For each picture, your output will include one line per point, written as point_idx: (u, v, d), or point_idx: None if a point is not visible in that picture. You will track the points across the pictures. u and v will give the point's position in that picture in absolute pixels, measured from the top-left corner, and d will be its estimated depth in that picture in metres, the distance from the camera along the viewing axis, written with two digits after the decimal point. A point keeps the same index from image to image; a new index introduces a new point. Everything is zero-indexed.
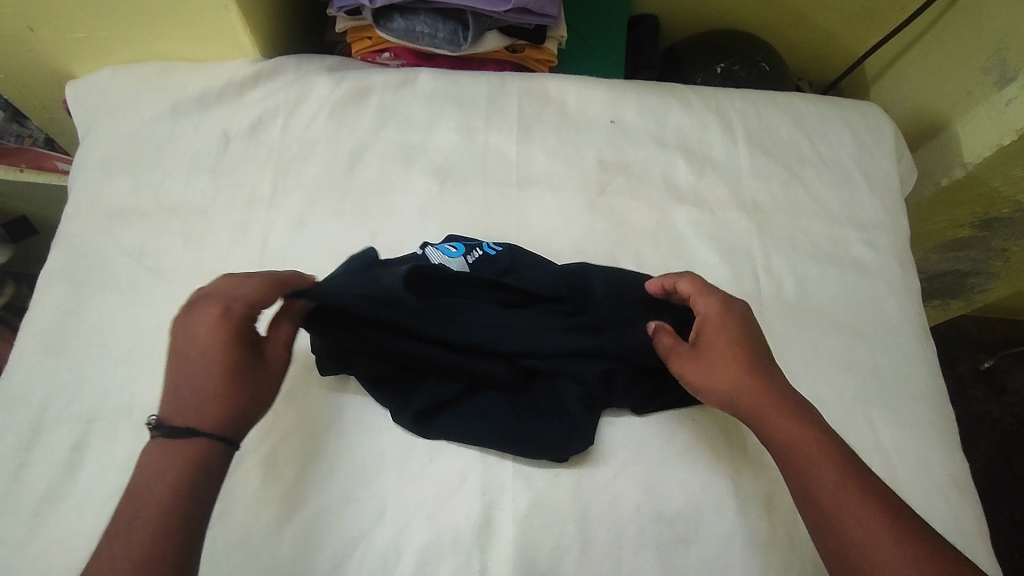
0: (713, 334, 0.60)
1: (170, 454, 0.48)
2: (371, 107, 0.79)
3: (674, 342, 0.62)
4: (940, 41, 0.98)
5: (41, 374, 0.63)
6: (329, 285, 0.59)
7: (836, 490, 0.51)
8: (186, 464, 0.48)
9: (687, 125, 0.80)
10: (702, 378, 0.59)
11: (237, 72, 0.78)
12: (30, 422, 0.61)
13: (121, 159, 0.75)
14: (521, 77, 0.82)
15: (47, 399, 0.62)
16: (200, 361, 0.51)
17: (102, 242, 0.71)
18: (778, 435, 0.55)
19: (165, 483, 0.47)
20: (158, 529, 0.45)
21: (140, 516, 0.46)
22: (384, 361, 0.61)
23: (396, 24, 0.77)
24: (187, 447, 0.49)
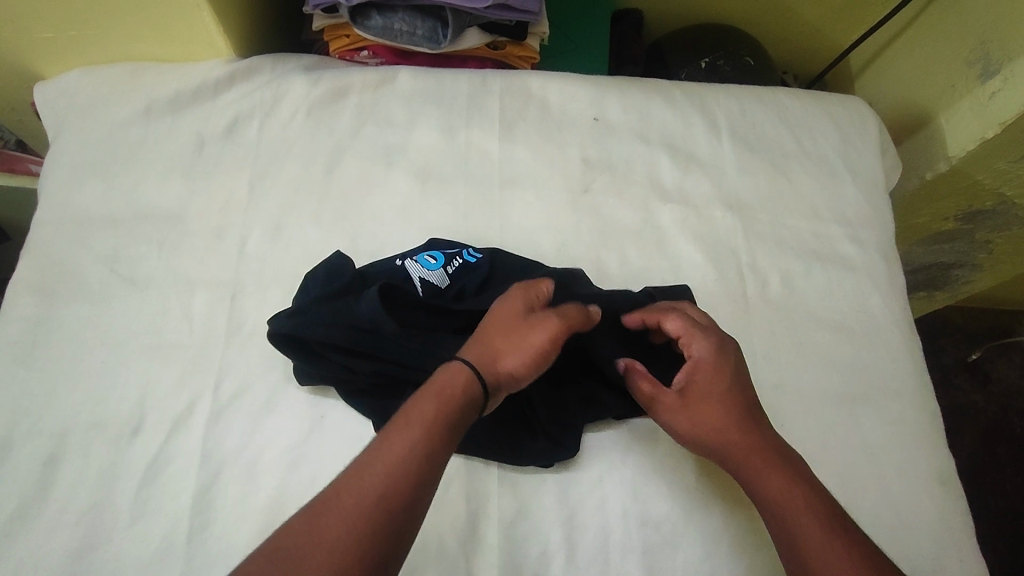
0: (707, 381, 0.58)
1: (404, 435, 0.49)
2: (349, 107, 0.77)
3: (655, 389, 0.58)
4: (923, 33, 0.97)
5: (11, 387, 0.62)
6: (308, 314, 0.58)
7: (822, 548, 0.49)
8: (413, 446, 0.48)
9: (671, 123, 0.80)
10: (692, 430, 0.57)
11: (212, 72, 0.76)
12: (1, 437, 0.59)
13: (92, 163, 0.73)
14: (503, 74, 0.80)
15: (17, 412, 0.60)
16: (505, 321, 0.56)
17: (74, 249, 0.69)
18: (765, 490, 0.53)
19: (382, 469, 0.47)
20: (364, 522, 0.45)
21: (334, 509, 0.45)
22: (358, 381, 0.60)
23: (373, 22, 0.76)
24: (417, 422, 0.49)
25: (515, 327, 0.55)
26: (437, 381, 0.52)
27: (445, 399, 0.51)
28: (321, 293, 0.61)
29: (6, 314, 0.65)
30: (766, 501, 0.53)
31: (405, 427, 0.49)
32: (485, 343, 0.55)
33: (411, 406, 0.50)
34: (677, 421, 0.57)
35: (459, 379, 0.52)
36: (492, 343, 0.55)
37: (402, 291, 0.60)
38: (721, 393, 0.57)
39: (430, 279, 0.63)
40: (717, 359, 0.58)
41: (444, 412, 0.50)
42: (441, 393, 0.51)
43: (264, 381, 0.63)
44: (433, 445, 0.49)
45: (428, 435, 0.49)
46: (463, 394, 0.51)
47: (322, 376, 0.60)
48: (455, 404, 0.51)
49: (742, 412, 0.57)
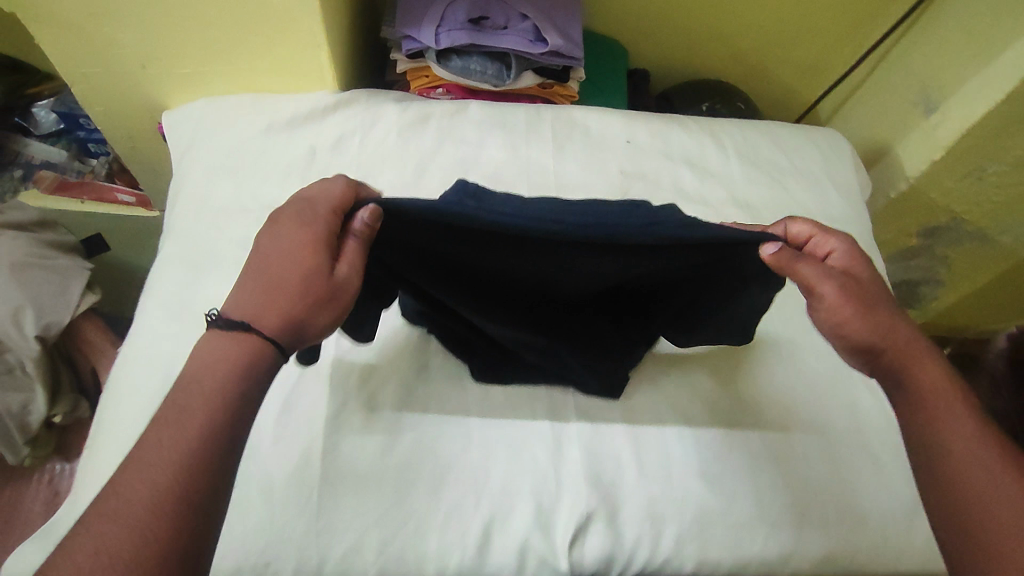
0: (862, 274, 0.63)
1: (186, 426, 0.50)
2: (431, 129, 0.95)
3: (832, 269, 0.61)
4: (878, 82, 1.21)
5: (169, 336, 0.75)
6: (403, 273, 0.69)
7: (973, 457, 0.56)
8: (199, 438, 0.49)
9: (689, 144, 0.99)
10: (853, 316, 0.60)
11: (322, 100, 0.94)
12: (164, 373, 0.72)
13: (222, 168, 0.89)
14: (553, 108, 1.00)
15: (174, 358, 0.73)
16: (274, 260, 0.59)
17: (212, 232, 0.83)
18: (915, 383, 0.60)
19: (173, 457, 0.48)
20: (158, 509, 0.46)
21: (142, 491, 0.47)
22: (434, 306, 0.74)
23: (453, 63, 0.94)
24: (203, 412, 0.51)
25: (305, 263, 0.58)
26: (223, 343, 0.54)
27: (228, 386, 0.52)
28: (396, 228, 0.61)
29: (161, 285, 0.80)
30: (944, 439, 0.57)
31: (188, 418, 0.50)
32: (268, 280, 0.58)
33: (195, 390, 0.51)
34: (835, 294, 0.60)
35: (237, 359, 0.54)
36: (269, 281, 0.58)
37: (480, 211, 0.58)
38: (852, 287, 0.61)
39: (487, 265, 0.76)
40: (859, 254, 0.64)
41: (219, 402, 0.51)
42: (213, 378, 0.52)
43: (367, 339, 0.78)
44: (219, 439, 0.50)
45: (216, 432, 0.50)
46: (252, 367, 0.54)
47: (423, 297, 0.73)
48: (235, 392, 0.52)
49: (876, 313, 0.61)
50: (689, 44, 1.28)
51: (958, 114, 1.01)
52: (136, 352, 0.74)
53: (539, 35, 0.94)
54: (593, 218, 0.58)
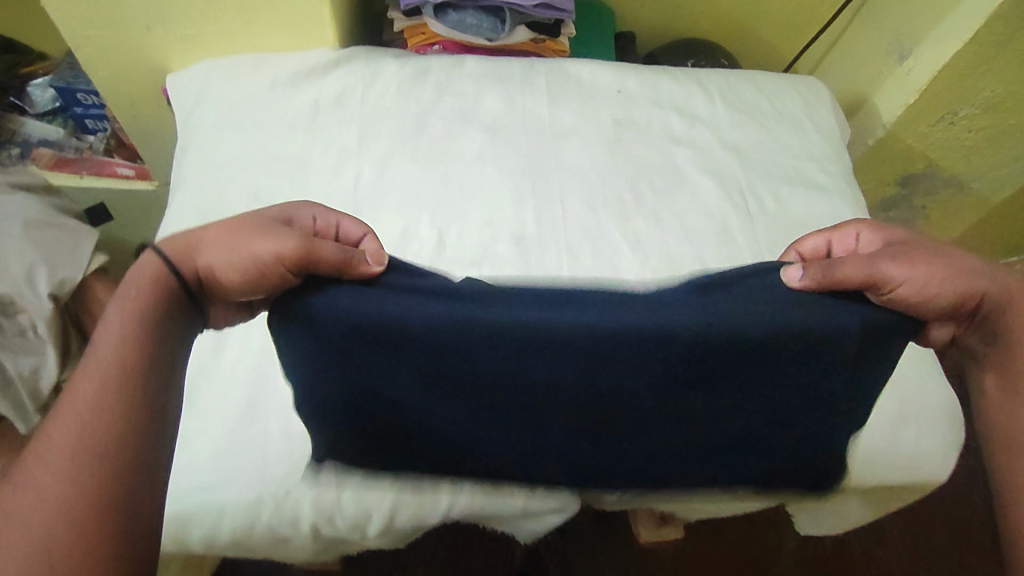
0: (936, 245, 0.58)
1: (89, 394, 0.46)
2: (429, 83, 0.98)
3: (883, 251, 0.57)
4: (855, 36, 1.26)
5: None
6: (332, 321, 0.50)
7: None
8: (106, 404, 0.46)
9: (677, 92, 1.03)
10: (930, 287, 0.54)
11: (323, 57, 0.97)
12: None
13: (228, 125, 0.91)
14: (546, 61, 1.04)
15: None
16: (240, 225, 0.54)
17: (221, 184, 0.86)
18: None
19: (81, 430, 0.44)
20: (83, 484, 0.42)
21: (54, 474, 0.42)
22: (375, 405, 0.53)
23: (449, 17, 0.98)
24: (112, 378, 0.47)
25: (251, 248, 0.52)
26: (145, 286, 0.52)
27: (138, 342, 0.49)
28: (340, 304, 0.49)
29: (175, 235, 0.83)
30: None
31: (94, 389, 0.46)
32: (228, 242, 0.54)
33: (98, 358, 0.48)
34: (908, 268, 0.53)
35: (152, 310, 0.51)
36: (225, 241, 0.54)
37: (437, 244, 0.53)
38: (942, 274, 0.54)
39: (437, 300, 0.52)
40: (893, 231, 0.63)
41: (128, 363, 0.48)
42: (121, 338, 0.49)
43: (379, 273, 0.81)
44: (133, 401, 0.47)
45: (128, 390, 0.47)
46: (154, 304, 0.52)
47: (350, 347, 0.51)
48: (144, 324, 0.50)
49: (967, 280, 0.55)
50: (673, 5, 1.32)
51: (929, 58, 1.06)
52: None
53: None
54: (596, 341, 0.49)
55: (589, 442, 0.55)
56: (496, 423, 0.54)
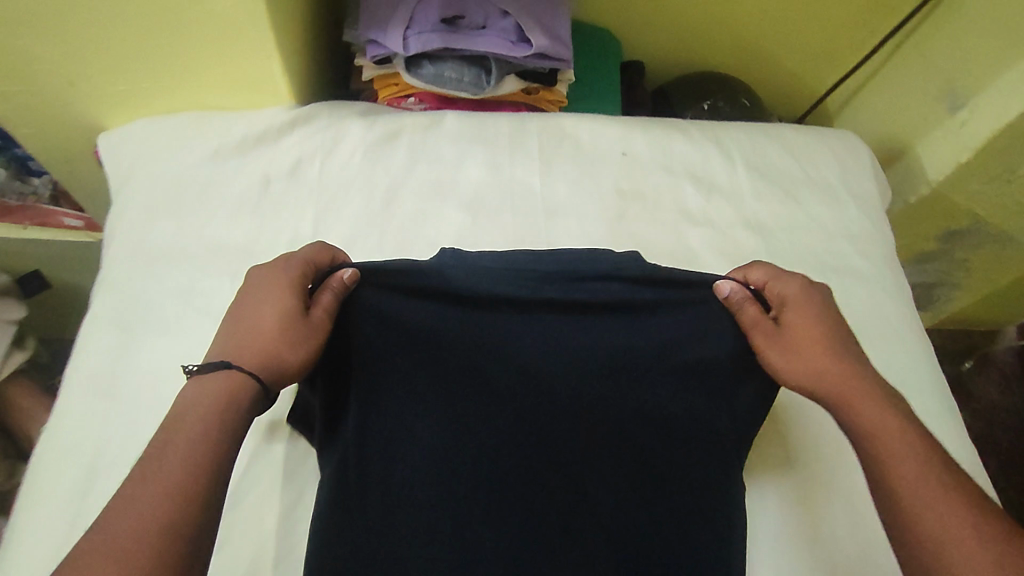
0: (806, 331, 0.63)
1: (174, 447, 0.48)
2: (402, 147, 0.84)
3: (759, 314, 0.64)
4: (897, 72, 1.10)
5: (95, 417, 0.66)
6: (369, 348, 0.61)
7: (931, 504, 0.52)
8: (190, 452, 0.48)
9: (690, 155, 0.88)
10: (787, 362, 0.62)
11: (276, 117, 0.82)
12: (86, 466, 0.64)
13: (161, 205, 0.78)
14: (538, 117, 0.89)
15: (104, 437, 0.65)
16: (265, 315, 0.57)
17: (147, 285, 0.73)
18: (864, 419, 0.58)
19: (163, 475, 0.46)
20: (153, 522, 0.44)
21: (136, 507, 0.44)
22: (378, 433, 0.60)
23: (425, 71, 0.83)
24: (190, 436, 0.49)
25: (293, 327, 0.57)
26: (209, 388, 0.52)
27: (221, 411, 0.51)
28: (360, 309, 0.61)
29: (86, 350, 0.69)
30: (886, 478, 0.54)
31: (174, 438, 0.48)
32: (260, 335, 0.56)
33: (182, 413, 0.50)
34: (779, 354, 0.62)
35: (224, 401, 0.51)
36: (252, 336, 0.56)
37: (442, 274, 0.63)
38: (810, 348, 0.62)
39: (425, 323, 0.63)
40: (803, 295, 0.65)
41: (206, 421, 0.50)
42: (207, 404, 0.51)
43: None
44: (212, 455, 0.48)
45: (208, 447, 0.48)
46: (238, 398, 0.52)
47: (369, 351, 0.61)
48: (236, 407, 0.52)
49: (824, 347, 0.62)
50: (689, 32, 1.16)
51: (989, 114, 0.91)
52: (54, 440, 0.65)
53: (524, 35, 0.83)
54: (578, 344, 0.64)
55: (571, 510, 0.60)
56: (486, 474, 0.59)
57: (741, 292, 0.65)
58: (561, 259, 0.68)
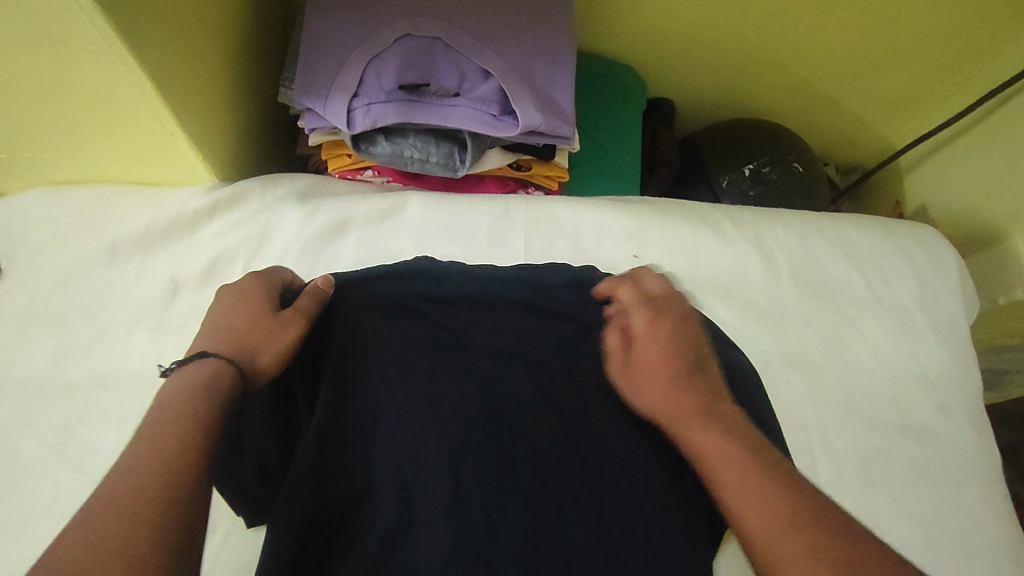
0: (654, 346, 0.55)
1: (155, 430, 0.38)
2: (350, 244, 0.67)
3: (622, 342, 0.57)
4: (998, 134, 0.86)
5: None
6: (366, 335, 0.56)
7: (745, 492, 0.42)
8: (176, 435, 0.37)
9: (723, 262, 0.68)
10: (648, 390, 0.53)
11: (191, 202, 0.65)
12: None
13: (39, 314, 0.62)
14: (527, 201, 0.69)
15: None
16: (245, 310, 0.50)
17: (9, 427, 0.58)
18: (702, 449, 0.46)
19: (150, 458, 0.36)
20: (138, 511, 0.33)
21: (121, 498, 0.34)
22: (339, 453, 0.51)
23: (380, 148, 0.64)
24: (174, 421, 0.38)
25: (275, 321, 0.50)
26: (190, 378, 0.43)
27: (202, 400, 0.40)
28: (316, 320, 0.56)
29: None
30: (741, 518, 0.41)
31: (158, 420, 0.38)
32: (237, 330, 0.48)
33: (163, 400, 0.40)
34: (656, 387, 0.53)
35: (208, 375, 0.43)
36: (226, 332, 0.48)
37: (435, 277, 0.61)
38: (657, 359, 0.54)
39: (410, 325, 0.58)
40: (650, 318, 0.56)
41: (194, 406, 0.40)
42: (191, 389, 0.41)
43: None
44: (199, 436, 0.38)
45: (199, 428, 0.39)
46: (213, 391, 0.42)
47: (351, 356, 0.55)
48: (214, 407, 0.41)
49: (676, 373, 0.52)
50: (730, 71, 0.94)
51: None
52: None
53: (509, 106, 0.63)
54: (510, 359, 0.58)
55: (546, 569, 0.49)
56: (450, 501, 0.51)
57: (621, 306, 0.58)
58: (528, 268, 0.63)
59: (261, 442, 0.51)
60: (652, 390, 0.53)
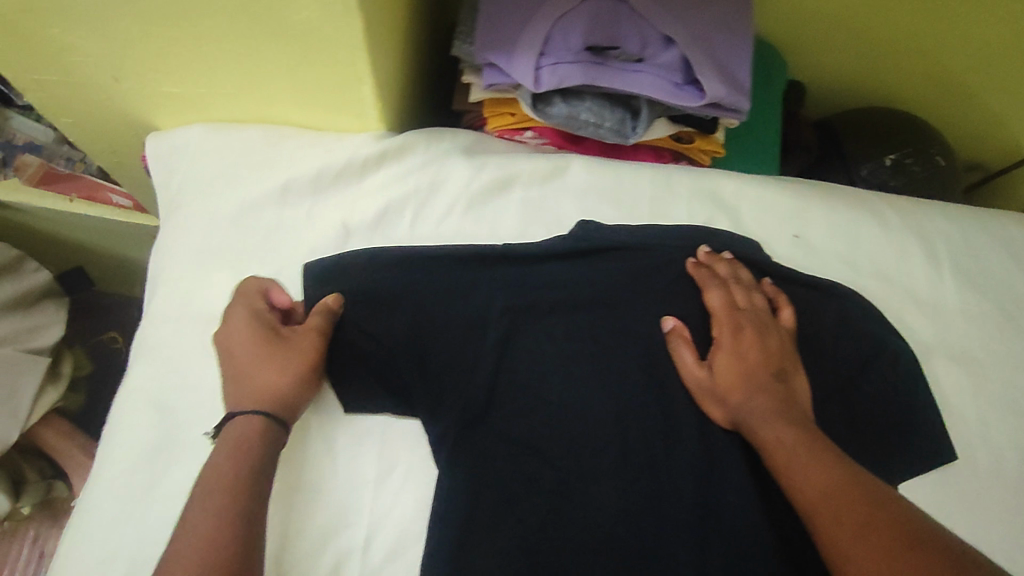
0: (743, 353, 0.60)
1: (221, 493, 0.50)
2: (514, 201, 0.68)
3: (690, 351, 0.61)
4: None
5: (132, 514, 0.58)
6: (551, 297, 0.63)
7: (831, 502, 0.51)
8: (233, 495, 0.49)
9: (884, 249, 0.69)
10: (742, 399, 0.59)
11: (362, 149, 0.67)
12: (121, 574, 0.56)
13: (220, 248, 0.66)
14: (690, 173, 0.70)
15: (132, 544, 0.57)
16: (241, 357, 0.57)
17: (202, 354, 0.62)
18: (792, 460, 0.54)
19: (216, 510, 0.48)
20: (217, 557, 0.46)
21: (189, 551, 0.46)
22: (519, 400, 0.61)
23: (556, 110, 0.64)
24: (230, 481, 0.50)
25: (270, 369, 0.56)
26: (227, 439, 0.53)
27: (243, 454, 0.52)
28: (500, 286, 0.63)
29: (122, 432, 0.61)
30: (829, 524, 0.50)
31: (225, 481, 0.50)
32: (251, 381, 0.56)
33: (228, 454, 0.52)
34: (727, 374, 0.60)
35: (251, 432, 0.53)
36: (256, 387, 0.56)
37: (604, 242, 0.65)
38: (735, 370, 0.60)
39: (579, 288, 0.64)
40: (727, 314, 0.62)
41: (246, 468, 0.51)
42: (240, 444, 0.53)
43: (389, 526, 0.59)
44: (249, 493, 0.50)
45: (232, 500, 0.49)
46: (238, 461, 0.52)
47: (521, 319, 0.62)
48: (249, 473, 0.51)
49: (753, 385, 0.59)
50: (873, 54, 0.92)
51: None
52: (87, 535, 0.58)
53: (692, 75, 0.62)
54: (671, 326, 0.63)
55: (706, 529, 0.58)
56: (614, 463, 0.60)
57: (682, 329, 0.62)
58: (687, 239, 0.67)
59: (459, 384, 0.59)
60: (748, 398, 0.59)
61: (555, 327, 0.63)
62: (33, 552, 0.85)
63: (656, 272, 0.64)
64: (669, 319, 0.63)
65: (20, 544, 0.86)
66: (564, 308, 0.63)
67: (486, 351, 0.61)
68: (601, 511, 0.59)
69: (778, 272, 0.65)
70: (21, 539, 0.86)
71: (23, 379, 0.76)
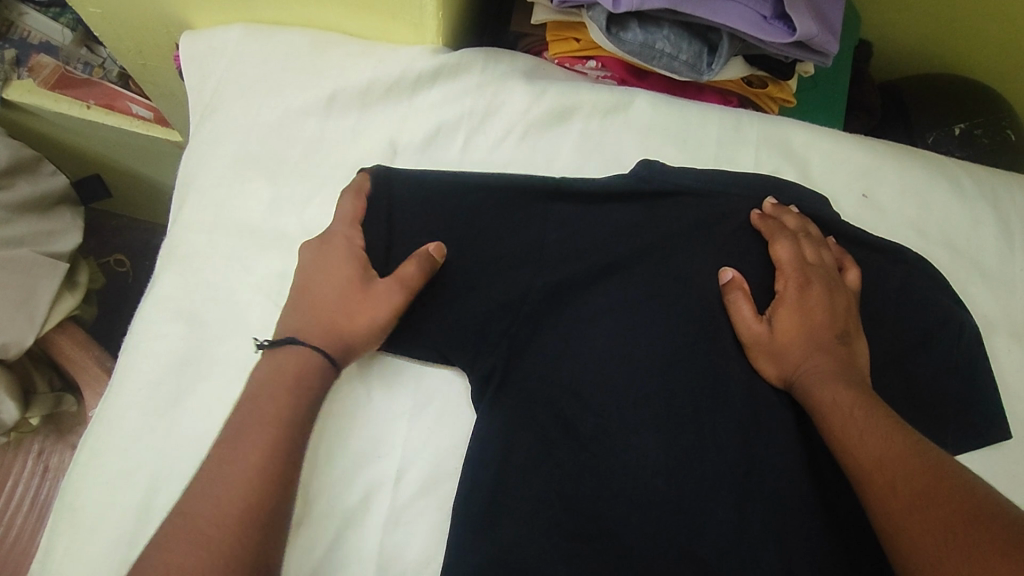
0: (809, 313, 0.57)
1: (260, 423, 0.48)
2: (571, 134, 0.64)
3: (748, 303, 0.57)
4: None
5: (152, 431, 0.54)
6: (607, 236, 0.59)
7: (887, 467, 0.45)
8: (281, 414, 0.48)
9: (956, 217, 0.66)
10: (802, 359, 0.55)
11: (416, 62, 0.62)
12: (138, 492, 0.53)
13: (258, 159, 0.61)
14: (760, 119, 0.66)
15: (153, 461, 0.53)
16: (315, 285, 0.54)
17: (233, 270, 0.59)
18: (851, 421, 0.50)
19: (267, 422, 0.48)
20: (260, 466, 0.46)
21: (232, 467, 0.45)
22: (568, 342, 0.56)
23: (631, 36, 0.60)
24: (279, 404, 0.49)
25: (350, 312, 0.53)
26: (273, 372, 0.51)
27: (299, 381, 0.50)
28: (553, 221, 0.59)
29: (144, 345, 0.57)
30: (882, 491, 0.45)
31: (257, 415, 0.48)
32: (327, 318, 0.53)
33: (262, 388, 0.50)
34: (791, 332, 0.56)
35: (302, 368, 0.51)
36: (326, 315, 0.53)
37: (668, 184, 0.60)
38: (796, 326, 0.56)
39: (637, 230, 0.59)
40: (795, 269, 0.58)
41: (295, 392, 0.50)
42: (282, 376, 0.50)
43: (424, 461, 0.56)
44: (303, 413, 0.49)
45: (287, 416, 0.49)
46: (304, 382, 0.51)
47: (575, 258, 0.58)
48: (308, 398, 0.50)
49: (814, 343, 0.56)
50: (950, 12, 0.86)
51: None
52: (102, 450, 0.54)
53: (781, 9, 0.57)
54: (734, 278, 0.58)
55: (754, 489, 0.53)
56: (661, 415, 0.55)
57: (742, 280, 0.58)
58: (757, 186, 0.63)
59: (509, 316, 0.56)
60: (811, 359, 0.55)
61: (607, 267, 0.58)
62: (38, 465, 0.83)
63: (717, 219, 0.60)
64: (729, 271, 0.58)
65: (24, 457, 0.83)
66: (618, 247, 0.59)
67: (536, 286, 0.57)
68: (644, 464, 0.54)
69: (845, 233, 0.62)
70: (25, 452, 0.83)
71: (40, 284, 0.73)
